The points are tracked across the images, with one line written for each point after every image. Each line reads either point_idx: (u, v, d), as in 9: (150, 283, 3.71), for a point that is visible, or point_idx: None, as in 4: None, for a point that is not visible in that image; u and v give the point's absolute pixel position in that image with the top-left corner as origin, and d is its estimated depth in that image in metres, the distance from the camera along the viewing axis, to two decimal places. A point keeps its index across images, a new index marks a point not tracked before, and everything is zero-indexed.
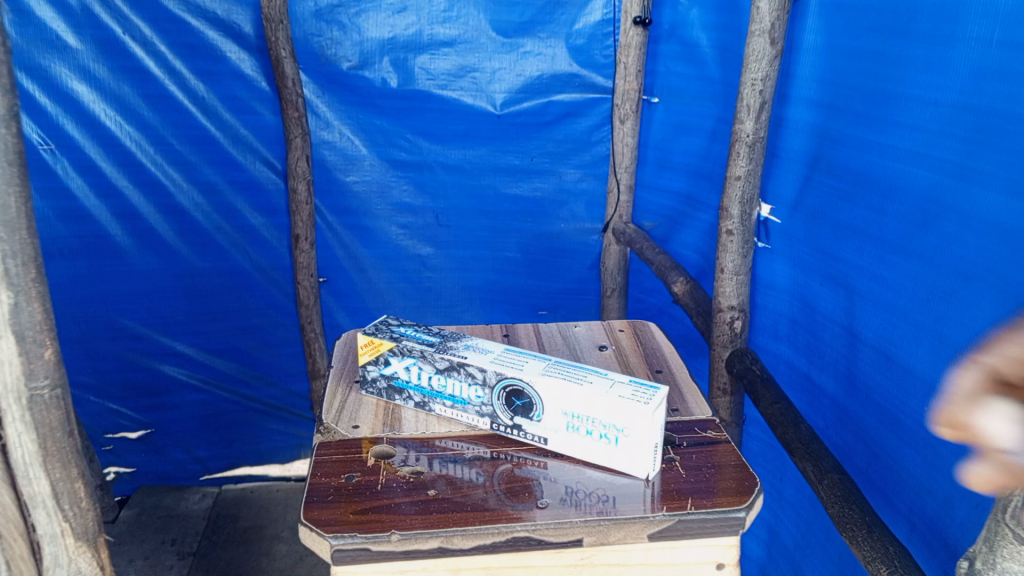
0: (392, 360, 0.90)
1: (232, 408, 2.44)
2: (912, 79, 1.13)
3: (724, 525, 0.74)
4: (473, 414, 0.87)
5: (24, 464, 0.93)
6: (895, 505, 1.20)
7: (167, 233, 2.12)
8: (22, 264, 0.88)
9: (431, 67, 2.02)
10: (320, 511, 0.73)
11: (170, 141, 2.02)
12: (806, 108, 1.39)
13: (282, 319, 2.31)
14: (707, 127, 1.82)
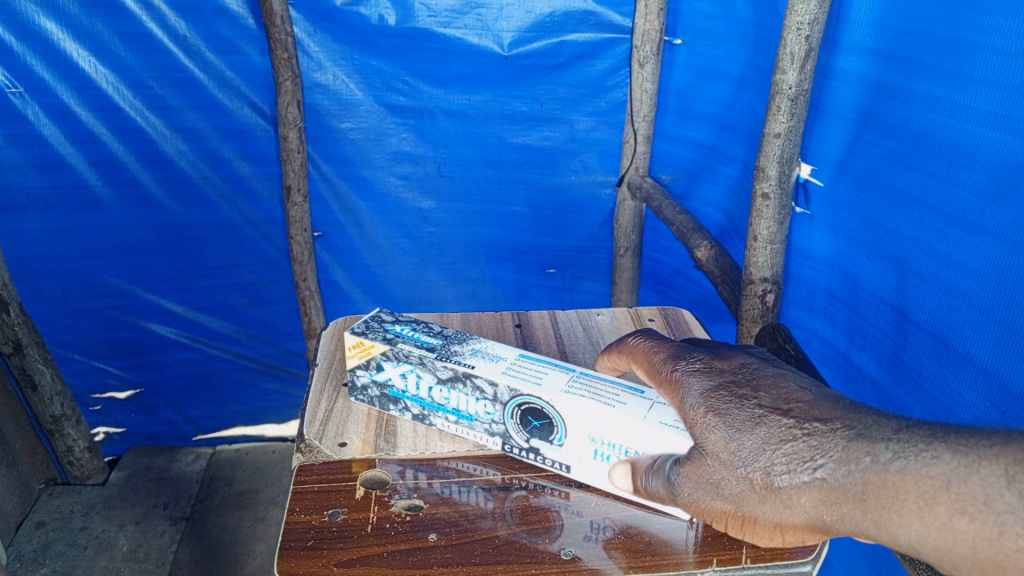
0: (386, 366, 0.77)
1: (223, 367, 2.32)
2: (994, 26, 0.96)
3: None
4: (481, 432, 0.76)
5: None
6: None
7: (149, 183, 1.96)
8: None
9: (433, 3, 1.81)
10: (298, 564, 0.61)
11: (150, 84, 1.84)
12: (857, 57, 1.23)
13: (275, 276, 2.18)
14: (734, 73, 1.65)
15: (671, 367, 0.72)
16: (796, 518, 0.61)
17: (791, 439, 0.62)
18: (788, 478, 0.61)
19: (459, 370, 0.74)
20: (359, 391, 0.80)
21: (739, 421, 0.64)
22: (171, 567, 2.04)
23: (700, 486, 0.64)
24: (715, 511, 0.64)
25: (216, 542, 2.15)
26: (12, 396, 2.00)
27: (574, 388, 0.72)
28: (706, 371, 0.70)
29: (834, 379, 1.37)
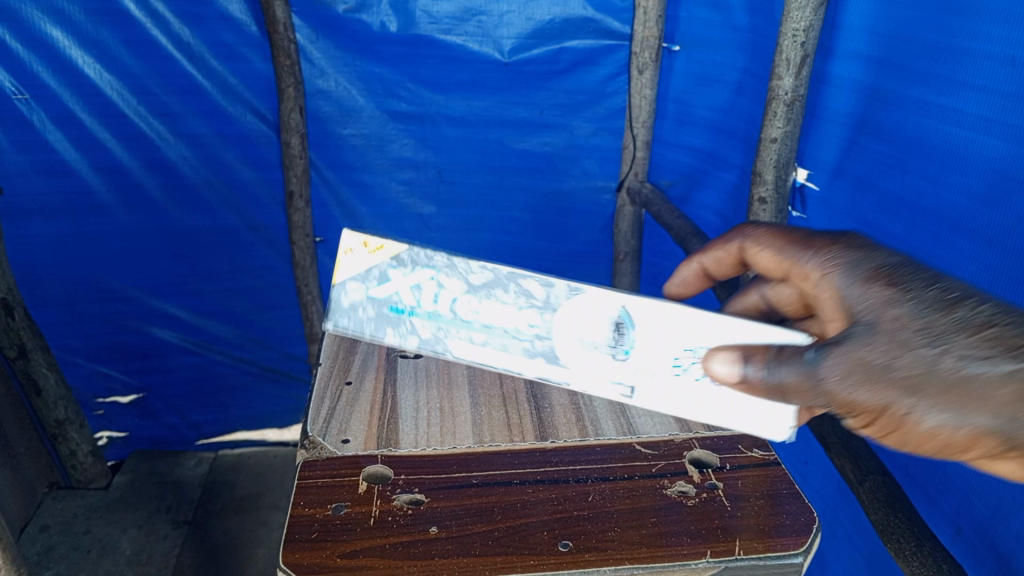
0: (397, 278, 0.83)
1: (226, 372, 2.34)
2: (984, 32, 0.98)
3: (777, 572, 0.63)
4: (510, 352, 0.80)
5: None
6: (937, 504, 1.09)
7: (153, 189, 1.98)
8: None
9: (434, 10, 1.83)
10: (302, 554, 0.62)
11: (155, 91, 1.86)
12: (851, 63, 1.25)
13: (277, 281, 2.20)
14: (732, 79, 1.67)
15: (830, 245, 0.72)
16: (982, 416, 0.57)
17: (991, 327, 0.58)
18: (987, 368, 0.57)
19: (492, 272, 0.79)
20: (340, 311, 0.86)
21: (927, 299, 0.61)
22: (174, 569, 2.05)
23: (863, 363, 0.62)
24: (879, 393, 0.61)
25: (219, 545, 2.16)
26: (16, 400, 2.01)
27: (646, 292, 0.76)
28: (871, 251, 0.69)
29: None
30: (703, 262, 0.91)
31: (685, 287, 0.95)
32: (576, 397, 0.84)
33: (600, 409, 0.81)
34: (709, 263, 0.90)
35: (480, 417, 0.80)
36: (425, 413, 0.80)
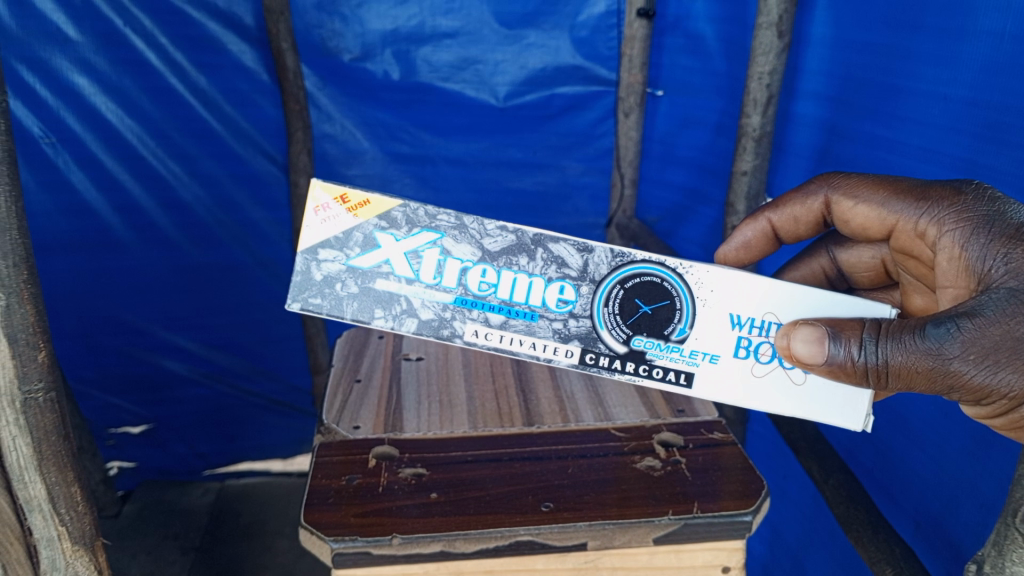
0: (381, 242, 0.89)
1: (233, 403, 2.43)
2: (920, 73, 1.10)
3: (730, 528, 0.73)
4: (547, 327, 0.90)
5: (18, 468, 0.80)
6: (900, 504, 1.18)
7: (167, 227, 2.10)
8: (11, 266, 0.76)
9: (433, 59, 1.97)
10: (320, 514, 0.72)
11: (172, 135, 1.99)
12: (813, 102, 1.38)
13: (284, 314, 2.31)
14: (711, 121, 1.81)
15: (947, 209, 0.86)
16: None
17: None
18: None
19: (514, 236, 0.89)
20: (313, 287, 0.89)
21: None
22: None
23: (992, 341, 0.70)
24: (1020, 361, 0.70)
25: (224, 570, 2.21)
26: None
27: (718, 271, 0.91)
28: (981, 216, 0.82)
29: None
30: (771, 219, 1.12)
31: (742, 250, 1.17)
32: (561, 390, 0.94)
33: (582, 400, 0.92)
34: (779, 219, 1.12)
35: (476, 407, 0.91)
36: (427, 404, 0.91)
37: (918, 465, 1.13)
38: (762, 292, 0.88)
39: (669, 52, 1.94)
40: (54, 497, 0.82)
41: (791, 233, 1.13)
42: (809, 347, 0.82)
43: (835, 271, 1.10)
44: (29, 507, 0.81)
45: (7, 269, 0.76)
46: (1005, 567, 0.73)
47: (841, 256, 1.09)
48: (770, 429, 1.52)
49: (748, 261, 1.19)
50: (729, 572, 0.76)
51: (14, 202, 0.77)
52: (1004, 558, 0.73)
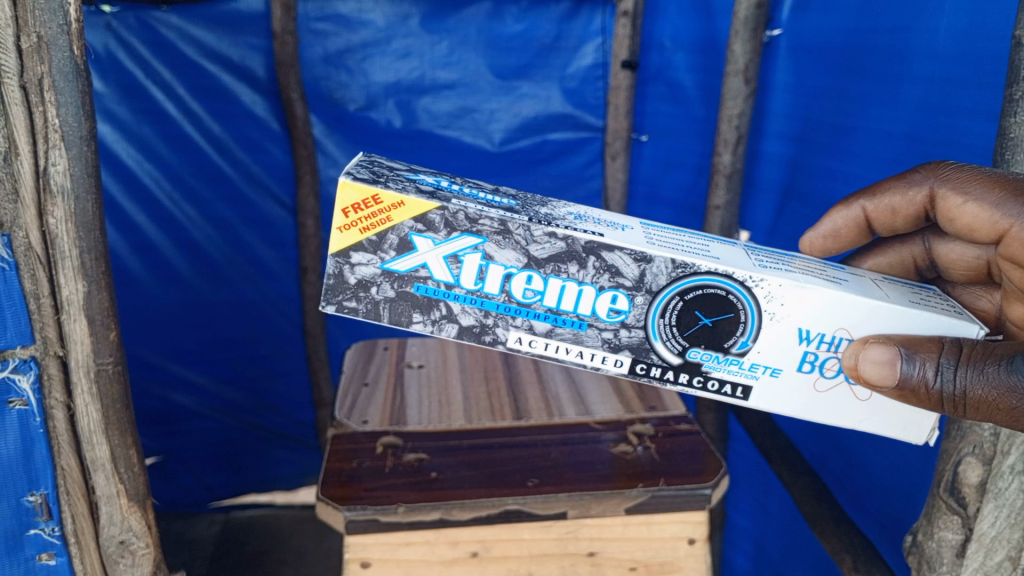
0: (417, 240, 0.66)
1: (240, 436, 2.38)
2: (870, 114, 1.19)
3: (690, 499, 0.84)
4: (593, 341, 0.69)
5: (87, 431, 0.73)
6: (865, 507, 1.14)
7: (180, 266, 2.06)
8: (96, 255, 0.71)
9: (433, 108, 1.93)
10: (335, 489, 0.83)
11: (188, 181, 1.98)
12: (779, 141, 1.49)
13: (289, 350, 2.27)
14: (692, 162, 1.77)
15: None
16: None
17: None
18: None
19: (565, 242, 0.66)
20: (347, 290, 0.67)
21: None
22: None
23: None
24: None
25: None
26: None
27: (798, 272, 0.69)
28: None
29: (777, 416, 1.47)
30: (864, 207, 0.89)
31: (828, 238, 0.93)
32: (546, 390, 1.04)
33: (566, 398, 1.02)
34: (873, 207, 0.89)
35: (471, 404, 1.01)
36: (427, 403, 1.01)
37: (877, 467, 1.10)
38: (855, 300, 0.66)
39: (652, 99, 1.87)
40: (118, 459, 0.75)
41: (888, 228, 0.89)
42: (876, 365, 0.64)
43: (928, 263, 0.87)
44: (94, 468, 0.74)
45: (92, 258, 0.71)
46: (934, 533, 0.83)
47: (940, 249, 0.85)
48: (753, 449, 1.58)
49: (834, 253, 0.94)
50: (695, 543, 0.87)
51: (94, 158, 0.70)
52: (934, 524, 0.83)
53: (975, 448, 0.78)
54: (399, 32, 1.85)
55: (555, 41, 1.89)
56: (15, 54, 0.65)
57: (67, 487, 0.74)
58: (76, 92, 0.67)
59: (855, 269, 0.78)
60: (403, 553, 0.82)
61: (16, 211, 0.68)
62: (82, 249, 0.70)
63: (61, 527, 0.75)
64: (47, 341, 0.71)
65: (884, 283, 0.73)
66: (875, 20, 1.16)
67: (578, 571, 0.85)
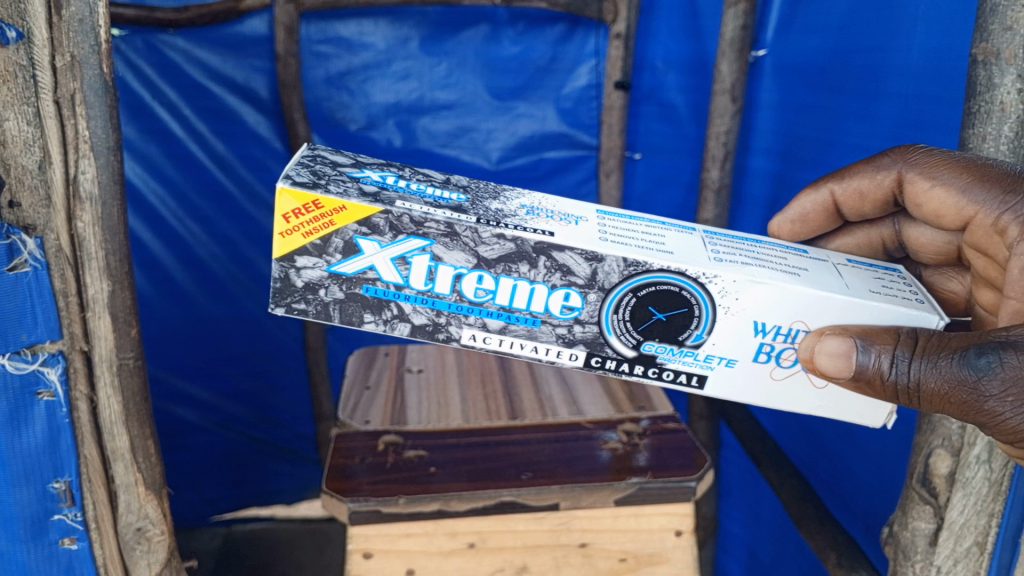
0: (361, 243, 0.67)
1: (243, 450, 2.16)
2: (849, 130, 1.23)
3: (676, 491, 0.88)
4: (548, 337, 0.70)
5: (108, 421, 0.74)
6: (851, 509, 1.17)
7: (185, 281, 1.89)
8: (121, 256, 0.72)
9: (432, 128, 1.77)
10: (340, 483, 0.87)
11: (191, 195, 1.80)
12: (765, 157, 1.53)
13: (291, 363, 2.08)
14: (684, 180, 1.76)
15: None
16: None
17: None
18: None
19: (514, 243, 0.67)
20: (294, 295, 0.68)
21: None
22: None
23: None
24: None
25: None
26: None
27: (751, 266, 0.70)
28: None
29: (768, 422, 1.49)
30: (833, 191, 0.92)
31: (797, 223, 0.92)
32: (541, 392, 1.09)
33: (559, 400, 1.07)
34: (841, 191, 0.91)
35: (468, 405, 1.06)
36: (426, 405, 1.06)
37: (858, 468, 1.14)
38: (804, 293, 0.68)
39: (646, 119, 1.78)
40: (136, 450, 0.76)
41: (856, 212, 0.91)
42: (831, 356, 0.66)
43: (897, 243, 0.91)
44: (114, 458, 0.75)
45: (118, 260, 0.72)
46: (909, 523, 0.86)
47: (910, 233, 0.88)
48: (743, 457, 1.59)
49: (801, 239, 0.93)
50: (682, 535, 0.91)
51: (118, 161, 0.71)
52: (908, 516, 0.86)
53: (944, 441, 0.81)
54: (399, 54, 1.70)
55: (552, 63, 1.73)
56: (50, 71, 0.67)
57: (89, 473, 0.74)
58: (107, 107, 0.69)
59: (819, 251, 0.79)
60: (403, 544, 0.86)
61: (49, 215, 0.69)
62: (108, 249, 0.71)
63: (82, 513, 0.75)
64: (73, 336, 0.72)
65: (843, 269, 0.74)
66: (855, 39, 1.19)
67: (570, 562, 0.89)
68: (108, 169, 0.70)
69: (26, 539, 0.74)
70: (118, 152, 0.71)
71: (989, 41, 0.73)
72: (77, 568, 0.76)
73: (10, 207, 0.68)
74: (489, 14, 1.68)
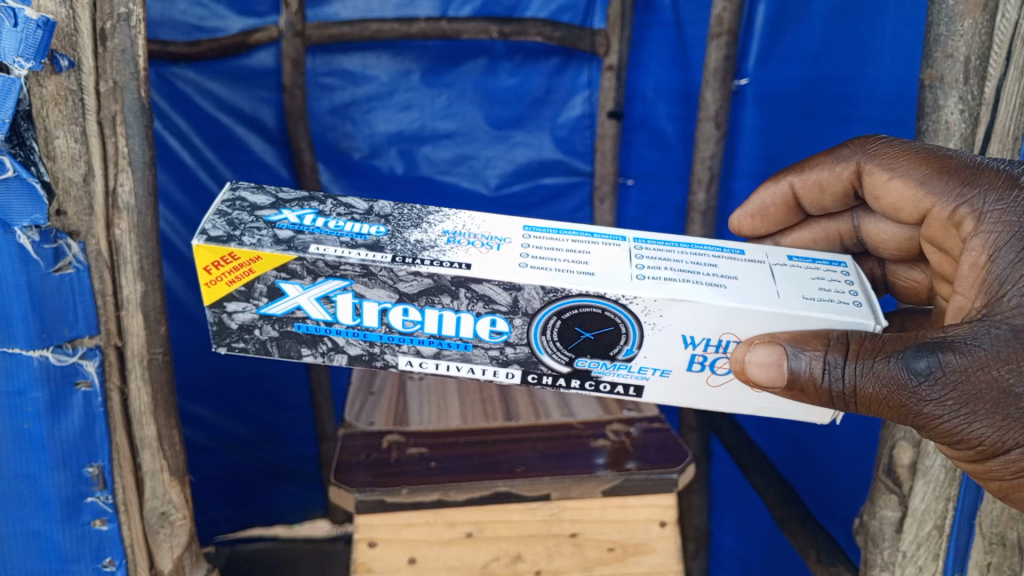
0: (284, 286, 0.72)
1: (245, 470, 2.15)
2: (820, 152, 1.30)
3: (659, 481, 0.95)
4: (483, 357, 0.76)
5: (137, 413, 0.85)
6: (833, 512, 1.22)
7: (193, 306, 1.89)
8: (152, 260, 0.82)
9: (433, 156, 1.84)
10: (347, 475, 0.93)
11: (201, 224, 1.83)
12: (749, 180, 1.58)
13: (294, 385, 2.05)
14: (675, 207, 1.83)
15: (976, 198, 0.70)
16: None
17: None
18: None
19: (430, 280, 0.71)
20: (231, 336, 0.75)
21: None
22: None
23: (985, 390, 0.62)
24: (1013, 413, 0.62)
25: None
26: None
27: (674, 282, 0.73)
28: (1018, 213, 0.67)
29: (756, 433, 1.54)
30: (793, 183, 0.98)
31: (756, 217, 1.03)
32: (534, 396, 1.17)
33: (552, 403, 1.14)
34: (800, 183, 0.97)
35: (466, 408, 1.13)
36: (427, 408, 1.13)
37: (838, 470, 1.20)
38: (722, 313, 0.71)
39: (639, 147, 1.84)
40: (162, 438, 0.87)
41: (816, 205, 0.97)
42: (761, 364, 0.70)
43: (853, 239, 0.97)
44: (142, 446, 0.86)
45: (149, 263, 0.82)
46: (875, 512, 0.91)
47: (868, 227, 0.93)
48: (732, 468, 1.64)
49: (766, 230, 1.04)
50: (666, 526, 0.97)
51: (153, 178, 0.81)
52: (875, 504, 0.91)
53: (906, 433, 0.87)
54: (401, 86, 1.77)
55: (547, 94, 1.79)
56: (95, 95, 0.76)
57: (118, 458, 0.85)
58: (144, 127, 0.78)
59: (758, 248, 0.80)
60: (405, 533, 0.93)
61: (91, 223, 0.78)
62: (142, 255, 0.81)
63: (113, 496, 0.85)
64: (108, 332, 0.82)
65: (776, 272, 0.76)
66: (828, 67, 1.26)
67: (562, 551, 0.95)
68: (145, 183, 0.80)
69: (62, 519, 0.83)
70: (152, 169, 0.81)
71: (934, 67, 0.81)
72: (106, 547, 0.87)
73: (58, 215, 0.76)
74: (487, 47, 1.74)
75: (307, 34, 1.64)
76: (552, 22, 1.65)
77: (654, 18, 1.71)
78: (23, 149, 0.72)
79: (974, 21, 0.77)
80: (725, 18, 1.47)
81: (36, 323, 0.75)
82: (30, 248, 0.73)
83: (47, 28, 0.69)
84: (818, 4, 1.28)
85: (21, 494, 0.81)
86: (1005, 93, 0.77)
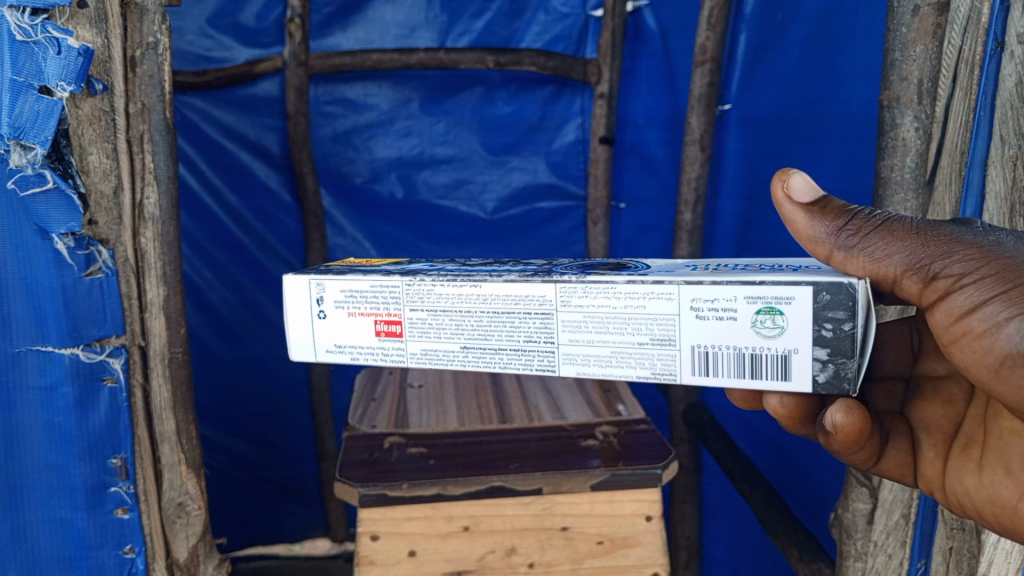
0: (386, 262, 0.80)
1: (248, 488, 2.15)
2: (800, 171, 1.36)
3: (645, 477, 1.00)
4: (505, 270, 0.70)
5: (158, 407, 0.94)
6: (817, 516, 1.27)
7: (198, 327, 1.95)
8: (174, 269, 0.95)
9: (432, 180, 1.90)
10: (349, 472, 1.00)
11: (205, 245, 1.90)
12: (732, 201, 1.62)
13: (294, 405, 2.07)
14: (665, 227, 1.79)
15: None
16: None
17: None
18: None
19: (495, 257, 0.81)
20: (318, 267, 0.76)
21: None
22: None
23: (1010, 252, 0.60)
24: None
25: None
26: None
27: None
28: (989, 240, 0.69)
29: (746, 445, 1.56)
30: None
31: None
32: (528, 401, 1.22)
33: (545, 408, 1.20)
34: None
35: (463, 413, 1.19)
36: (427, 413, 1.18)
37: (823, 478, 1.24)
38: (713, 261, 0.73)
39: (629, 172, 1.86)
40: (180, 433, 0.97)
41: None
42: (802, 192, 0.65)
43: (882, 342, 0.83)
44: (162, 439, 0.95)
45: (172, 272, 0.95)
46: (849, 504, 0.97)
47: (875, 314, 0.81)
48: (723, 479, 1.67)
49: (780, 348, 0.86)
50: (652, 520, 1.02)
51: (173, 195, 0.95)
52: (848, 498, 0.97)
53: None
54: (401, 114, 1.84)
55: (541, 121, 1.85)
56: (125, 116, 0.87)
57: (143, 454, 0.93)
58: (167, 145, 0.93)
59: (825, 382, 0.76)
60: (406, 527, 1.00)
61: (119, 231, 0.88)
62: (166, 263, 0.94)
63: (135, 486, 0.93)
64: (133, 333, 0.91)
65: None
66: (803, 93, 1.33)
67: (554, 544, 1.01)
68: (168, 200, 0.94)
69: (86, 508, 0.90)
70: (169, 190, 0.95)
71: (891, 88, 0.87)
72: (127, 535, 0.93)
73: (90, 225, 0.86)
74: (483, 77, 1.82)
75: (310, 64, 1.73)
76: (546, 52, 1.73)
77: (644, 48, 1.76)
78: (61, 164, 0.83)
79: (925, 47, 0.84)
80: (709, 47, 1.55)
81: (68, 323, 0.85)
82: (65, 253, 0.84)
83: (85, 56, 0.80)
84: (794, 34, 1.34)
85: (50, 483, 0.89)
86: (953, 113, 0.83)
